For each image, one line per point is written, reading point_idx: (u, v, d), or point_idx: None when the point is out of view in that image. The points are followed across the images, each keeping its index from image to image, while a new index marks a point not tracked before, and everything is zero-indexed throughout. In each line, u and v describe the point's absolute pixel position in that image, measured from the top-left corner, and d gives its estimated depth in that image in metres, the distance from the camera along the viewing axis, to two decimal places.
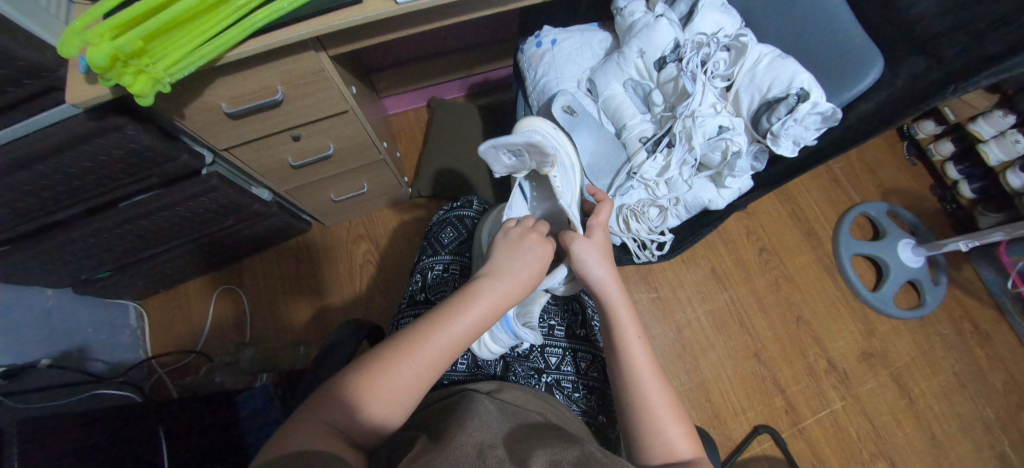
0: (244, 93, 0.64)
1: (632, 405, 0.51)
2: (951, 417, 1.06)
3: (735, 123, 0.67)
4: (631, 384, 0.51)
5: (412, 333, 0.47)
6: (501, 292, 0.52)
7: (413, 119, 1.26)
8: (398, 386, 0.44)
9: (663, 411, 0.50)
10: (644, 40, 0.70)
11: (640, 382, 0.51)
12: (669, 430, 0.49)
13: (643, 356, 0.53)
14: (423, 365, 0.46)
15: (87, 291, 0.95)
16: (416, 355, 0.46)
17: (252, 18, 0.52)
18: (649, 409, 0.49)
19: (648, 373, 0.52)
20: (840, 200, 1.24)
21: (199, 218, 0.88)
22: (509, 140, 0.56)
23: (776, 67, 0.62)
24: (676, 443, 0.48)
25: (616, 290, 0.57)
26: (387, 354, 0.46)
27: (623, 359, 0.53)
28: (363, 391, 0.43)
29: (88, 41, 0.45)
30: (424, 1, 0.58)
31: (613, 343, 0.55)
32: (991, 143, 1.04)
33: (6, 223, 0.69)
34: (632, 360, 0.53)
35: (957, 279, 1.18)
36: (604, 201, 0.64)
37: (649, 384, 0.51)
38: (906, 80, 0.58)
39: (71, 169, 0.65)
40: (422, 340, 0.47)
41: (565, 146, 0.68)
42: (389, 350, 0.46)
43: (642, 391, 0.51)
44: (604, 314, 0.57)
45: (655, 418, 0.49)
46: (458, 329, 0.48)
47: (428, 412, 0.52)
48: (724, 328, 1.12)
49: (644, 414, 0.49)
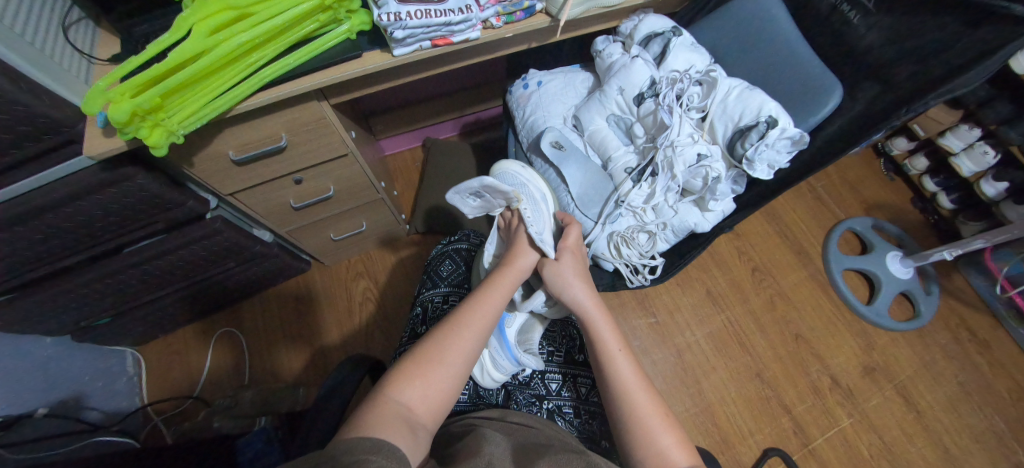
0: (248, 141, 0.68)
1: (624, 417, 0.52)
2: (960, 429, 1.05)
3: (712, 151, 0.72)
4: (621, 399, 0.53)
5: (433, 337, 0.55)
6: (504, 298, 0.61)
7: (410, 159, 1.30)
8: (427, 381, 0.51)
9: (655, 422, 0.51)
10: (622, 79, 0.75)
11: (629, 396, 0.52)
12: (663, 440, 0.49)
13: (628, 369, 0.55)
14: (446, 367, 0.53)
15: (87, 338, 0.96)
16: (440, 352, 0.53)
17: (261, 74, 0.57)
18: (638, 419, 0.51)
19: (635, 387, 0.53)
20: (826, 218, 1.27)
21: (204, 261, 0.91)
22: (466, 185, 0.68)
23: (745, 98, 0.67)
24: (671, 453, 0.48)
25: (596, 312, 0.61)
26: (416, 357, 0.53)
27: (610, 375, 0.55)
28: (401, 387, 0.50)
29: (111, 98, 0.49)
30: (418, 52, 0.63)
31: (598, 360, 0.57)
32: (961, 156, 1.09)
33: (16, 271, 0.71)
34: (618, 375, 0.54)
35: (949, 289, 1.20)
36: (571, 225, 0.70)
37: (638, 397, 0.52)
38: (866, 102, 0.63)
39: (82, 217, 0.68)
40: (442, 341, 0.54)
41: (536, 182, 0.76)
42: (416, 354, 0.53)
43: (631, 403, 0.52)
44: (586, 334, 0.60)
45: (648, 429, 0.50)
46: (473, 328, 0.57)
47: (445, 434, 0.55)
48: (724, 349, 1.13)
49: (635, 424, 0.50)
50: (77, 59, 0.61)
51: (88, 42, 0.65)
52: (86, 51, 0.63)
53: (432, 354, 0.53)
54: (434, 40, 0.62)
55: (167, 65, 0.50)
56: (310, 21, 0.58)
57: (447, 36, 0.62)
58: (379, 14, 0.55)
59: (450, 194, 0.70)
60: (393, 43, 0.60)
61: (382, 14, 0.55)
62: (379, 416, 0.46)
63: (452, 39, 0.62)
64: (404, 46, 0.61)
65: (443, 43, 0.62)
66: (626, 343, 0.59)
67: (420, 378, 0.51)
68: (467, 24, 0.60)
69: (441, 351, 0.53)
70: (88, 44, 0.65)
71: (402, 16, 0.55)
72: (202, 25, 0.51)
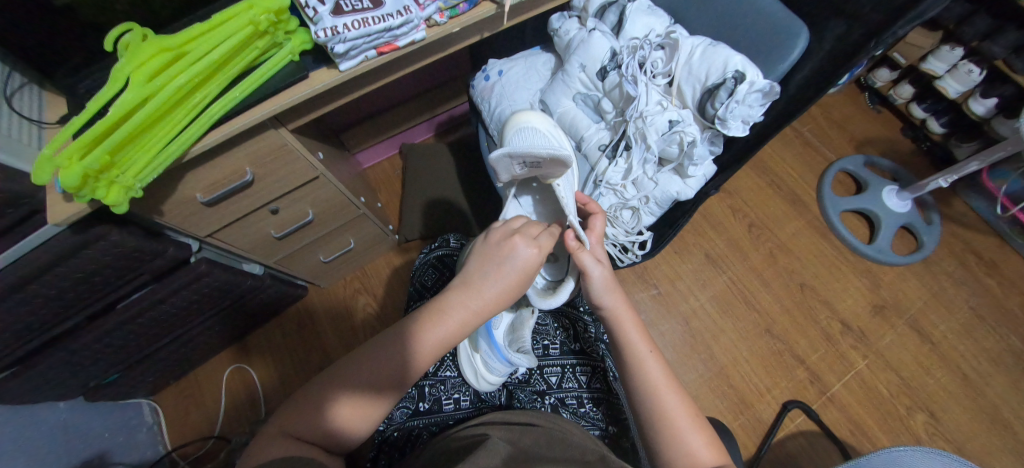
0: (213, 182, 0.67)
1: (654, 419, 0.51)
2: (978, 353, 1.05)
3: (683, 116, 0.69)
4: (650, 400, 0.51)
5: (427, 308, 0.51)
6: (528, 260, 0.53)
7: (389, 168, 1.29)
8: (418, 350, 0.49)
9: (683, 422, 0.50)
10: (582, 55, 0.73)
11: (658, 397, 0.51)
12: (692, 440, 0.49)
13: (659, 372, 0.53)
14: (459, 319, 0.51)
15: (100, 396, 0.96)
16: (428, 334, 0.49)
17: (209, 113, 0.55)
18: (668, 422, 0.50)
19: (665, 389, 0.52)
20: (817, 162, 1.25)
21: (199, 304, 0.91)
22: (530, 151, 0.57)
23: (709, 55, 0.65)
24: (700, 453, 0.48)
25: (625, 312, 0.57)
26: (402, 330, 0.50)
27: (637, 377, 0.53)
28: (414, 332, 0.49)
29: (59, 164, 0.48)
30: (365, 63, 0.62)
31: (625, 362, 0.54)
32: (945, 78, 1.06)
33: (12, 345, 0.71)
34: (647, 378, 0.52)
35: (950, 214, 1.18)
36: (595, 215, 0.63)
37: (669, 400, 0.51)
38: (833, 42, 0.61)
39: (63, 283, 0.67)
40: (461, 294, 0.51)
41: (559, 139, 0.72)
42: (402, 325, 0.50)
43: (661, 404, 0.51)
44: (613, 338, 0.57)
45: (677, 431, 0.49)
46: (474, 306, 0.51)
47: (454, 439, 0.53)
48: (731, 311, 1.12)
49: (664, 428, 0.50)
50: (26, 126, 0.60)
51: (34, 108, 0.63)
52: (33, 117, 0.62)
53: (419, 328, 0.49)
54: (379, 48, 0.60)
55: (110, 119, 0.49)
56: (249, 49, 0.57)
57: (392, 42, 0.60)
58: (315, 31, 0.53)
59: (501, 154, 0.58)
60: (337, 59, 0.58)
61: (318, 31, 0.53)
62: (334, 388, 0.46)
63: (397, 44, 0.60)
64: (349, 59, 0.60)
65: (389, 49, 0.61)
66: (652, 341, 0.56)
67: (423, 332, 0.49)
68: (409, 26, 0.59)
69: (428, 330, 0.49)
70: (34, 110, 0.63)
71: (339, 30, 0.53)
72: (138, 72, 0.50)
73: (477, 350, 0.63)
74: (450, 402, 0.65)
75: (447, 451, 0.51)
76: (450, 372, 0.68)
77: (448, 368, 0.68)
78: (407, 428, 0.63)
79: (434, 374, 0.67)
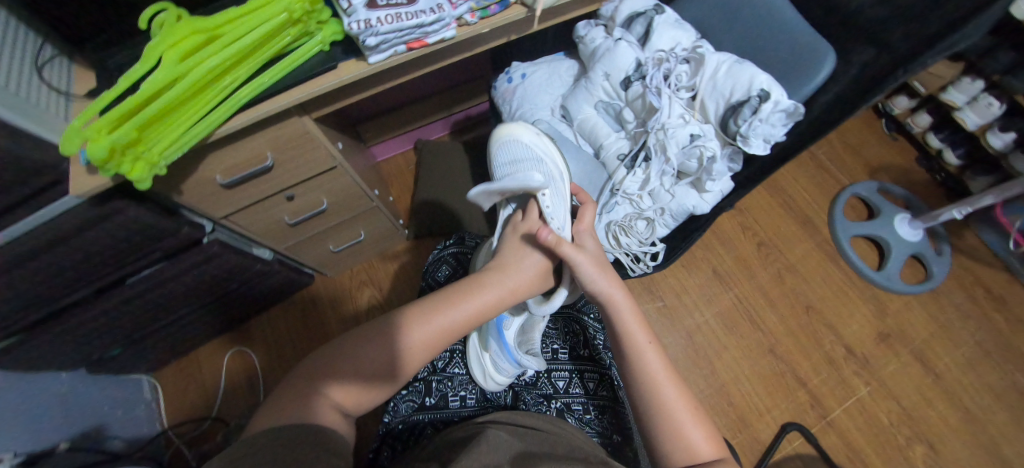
0: (236, 164, 0.68)
1: (653, 413, 0.50)
2: (981, 388, 1.04)
3: (705, 130, 0.69)
4: (648, 392, 0.51)
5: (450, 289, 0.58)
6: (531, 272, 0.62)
7: (402, 163, 1.29)
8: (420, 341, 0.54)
9: (683, 415, 0.50)
10: (607, 64, 0.73)
11: (658, 389, 0.51)
12: (691, 433, 0.49)
13: (658, 361, 0.53)
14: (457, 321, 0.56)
15: (101, 370, 0.97)
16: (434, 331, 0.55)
17: (238, 96, 0.56)
18: (668, 414, 0.50)
19: (664, 380, 0.52)
20: (829, 185, 1.25)
21: (207, 285, 0.91)
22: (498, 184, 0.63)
23: (735, 72, 0.64)
24: (699, 447, 0.48)
25: (624, 301, 0.58)
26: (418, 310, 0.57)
27: (637, 368, 0.53)
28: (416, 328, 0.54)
29: (88, 137, 0.49)
30: (393, 58, 0.62)
31: (623, 351, 0.55)
32: (964, 110, 1.06)
33: (21, 313, 0.71)
34: (647, 368, 0.53)
35: (960, 247, 1.18)
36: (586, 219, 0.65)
37: (667, 391, 0.51)
38: (860, 67, 0.61)
39: (77, 256, 0.67)
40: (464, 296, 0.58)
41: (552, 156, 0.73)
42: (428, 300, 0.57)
43: (660, 397, 0.51)
44: (611, 326, 0.57)
45: (676, 421, 0.49)
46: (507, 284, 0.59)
47: (462, 431, 0.54)
48: (735, 328, 1.12)
49: (664, 420, 0.50)
50: (54, 98, 0.61)
51: (63, 80, 0.64)
52: (62, 89, 0.63)
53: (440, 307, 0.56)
54: (409, 43, 0.61)
55: (140, 96, 0.49)
56: (281, 36, 0.57)
57: (422, 38, 0.60)
58: (348, 23, 0.54)
59: (477, 188, 0.65)
60: (367, 51, 0.59)
61: (351, 22, 0.53)
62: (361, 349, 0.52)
63: (427, 41, 0.61)
64: (379, 52, 0.60)
65: (418, 45, 0.61)
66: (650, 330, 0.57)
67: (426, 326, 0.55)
68: (441, 23, 0.59)
69: (443, 316, 0.56)
70: (64, 82, 0.64)
71: (373, 23, 0.54)
72: (171, 52, 0.51)
73: (487, 350, 0.63)
74: (456, 399, 0.65)
75: (452, 442, 0.52)
76: (458, 369, 0.68)
77: (457, 365, 0.68)
78: (413, 422, 0.63)
79: (443, 370, 0.68)
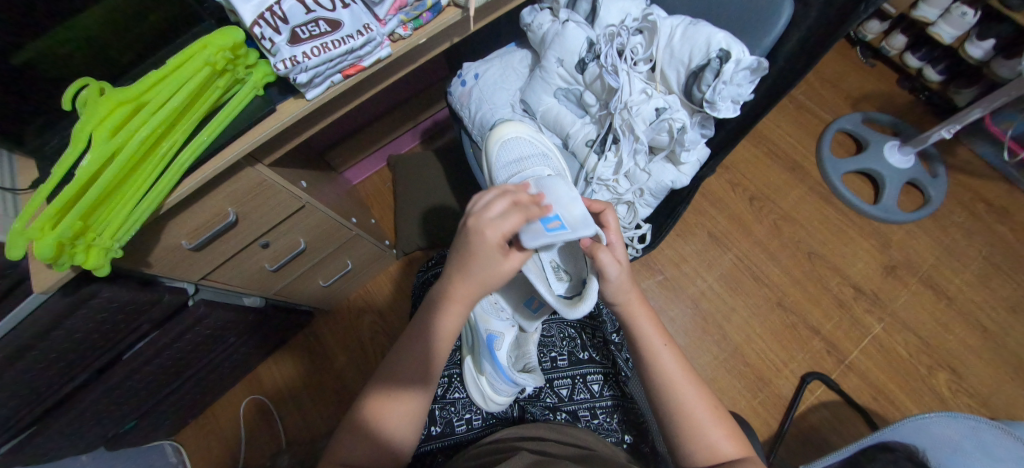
0: (197, 228, 0.66)
1: (673, 417, 0.50)
2: (994, 304, 1.03)
3: (671, 102, 0.66)
4: (667, 395, 0.50)
5: (457, 238, 0.49)
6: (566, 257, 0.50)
7: (378, 182, 1.27)
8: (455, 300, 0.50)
9: (703, 415, 0.49)
10: (558, 49, 0.70)
11: (676, 391, 0.50)
12: (711, 432, 0.48)
13: (674, 364, 0.52)
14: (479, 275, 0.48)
15: (121, 444, 0.97)
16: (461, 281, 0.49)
17: (179, 161, 0.53)
18: (689, 416, 0.49)
19: (681, 380, 0.51)
20: (814, 125, 1.22)
21: (205, 343, 0.90)
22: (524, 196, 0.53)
23: (691, 36, 0.61)
24: (722, 446, 0.48)
25: (637, 306, 0.54)
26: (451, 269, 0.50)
27: (655, 372, 0.52)
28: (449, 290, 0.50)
29: (31, 237, 0.47)
30: (332, 89, 0.59)
31: (644, 358, 0.53)
32: (938, 24, 1.02)
33: (22, 411, 0.70)
34: (666, 370, 0.51)
35: (956, 164, 1.15)
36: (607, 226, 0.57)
37: (686, 392, 0.50)
38: (819, 7, 0.57)
39: (60, 349, 0.65)
40: (465, 251, 0.48)
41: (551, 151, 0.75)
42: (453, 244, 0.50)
43: (679, 398, 0.50)
44: (630, 332, 0.54)
45: (696, 422, 0.49)
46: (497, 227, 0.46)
47: (471, 456, 0.53)
48: (739, 287, 1.10)
49: (684, 422, 0.49)
50: (0, 196, 0.59)
51: (6, 174, 0.62)
52: (7, 184, 0.61)
53: (455, 297, 0.50)
54: (344, 70, 0.58)
55: (78, 182, 0.47)
56: (210, 90, 0.55)
57: (356, 62, 0.58)
58: (274, 63, 0.51)
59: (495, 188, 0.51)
60: (301, 88, 0.56)
61: (277, 63, 0.51)
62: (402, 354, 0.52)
63: (362, 65, 0.58)
64: (314, 86, 0.57)
65: (355, 71, 0.58)
66: (668, 336, 0.54)
67: (457, 285, 0.49)
68: (372, 44, 0.56)
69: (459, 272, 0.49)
70: (7, 176, 0.62)
71: (299, 59, 0.51)
72: (98, 130, 0.48)
73: (483, 373, 0.62)
74: (462, 423, 0.64)
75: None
76: (459, 393, 0.66)
77: (457, 390, 0.66)
78: (420, 454, 0.62)
79: (443, 397, 0.66)
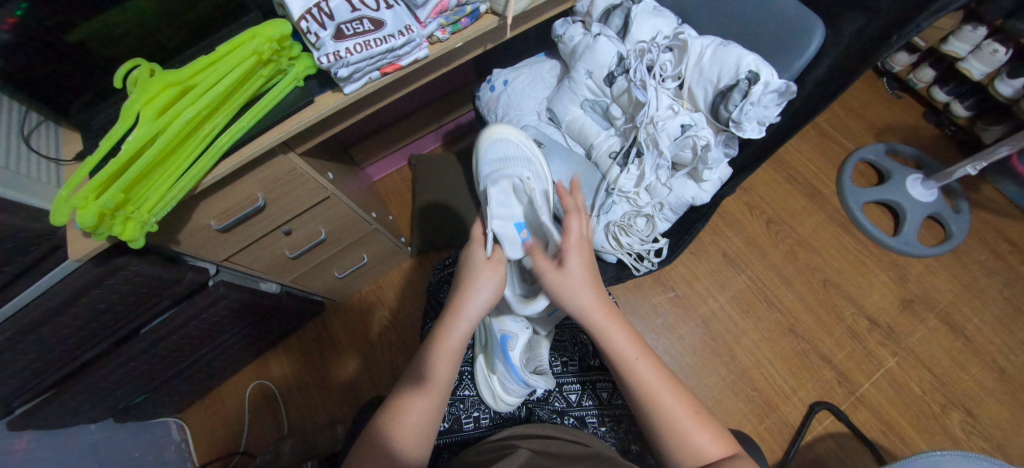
0: (227, 209, 0.67)
1: (657, 426, 0.50)
2: (1012, 347, 1.01)
3: (696, 119, 0.68)
4: (648, 405, 0.51)
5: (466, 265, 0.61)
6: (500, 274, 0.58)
7: (398, 180, 1.30)
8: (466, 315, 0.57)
9: (686, 422, 0.49)
10: (588, 61, 0.72)
11: (657, 400, 0.50)
12: (696, 438, 0.48)
13: (651, 373, 0.52)
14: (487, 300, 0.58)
15: (129, 417, 0.98)
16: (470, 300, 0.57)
17: (219, 143, 0.55)
18: (673, 425, 0.49)
19: (662, 389, 0.51)
20: (836, 153, 1.21)
21: (220, 324, 0.92)
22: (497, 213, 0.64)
23: (720, 56, 0.62)
24: (707, 451, 0.48)
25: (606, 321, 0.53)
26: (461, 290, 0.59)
27: (632, 384, 0.52)
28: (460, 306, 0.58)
29: (76, 205, 0.49)
30: (370, 84, 0.61)
31: (619, 372, 0.53)
32: (969, 60, 1.02)
33: (42, 374, 0.72)
34: (644, 381, 0.51)
35: (979, 201, 1.13)
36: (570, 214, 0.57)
37: (667, 399, 0.50)
38: (852, 35, 0.58)
39: (85, 317, 0.67)
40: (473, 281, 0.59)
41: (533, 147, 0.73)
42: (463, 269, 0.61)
43: (660, 408, 0.50)
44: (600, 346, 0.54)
45: (680, 431, 0.49)
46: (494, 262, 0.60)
47: (476, 452, 0.54)
48: (751, 310, 1.09)
49: (668, 431, 0.49)
50: (45, 165, 0.61)
51: (51, 145, 0.65)
52: (52, 154, 0.63)
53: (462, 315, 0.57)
54: (383, 68, 0.60)
55: (123, 156, 0.49)
56: (254, 79, 0.57)
57: (395, 61, 0.60)
58: (318, 57, 0.53)
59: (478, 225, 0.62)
60: (341, 82, 0.58)
61: (321, 57, 0.53)
62: (407, 394, 0.55)
63: (400, 64, 0.60)
64: (353, 81, 0.59)
65: (392, 69, 0.60)
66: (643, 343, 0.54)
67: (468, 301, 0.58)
68: (411, 45, 0.58)
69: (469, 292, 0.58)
70: (53, 147, 0.65)
71: (342, 54, 0.53)
72: (147, 109, 0.51)
73: (494, 372, 0.63)
74: (469, 421, 0.65)
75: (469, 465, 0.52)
76: (468, 391, 0.67)
77: (466, 387, 0.68)
78: None
79: (453, 393, 0.67)
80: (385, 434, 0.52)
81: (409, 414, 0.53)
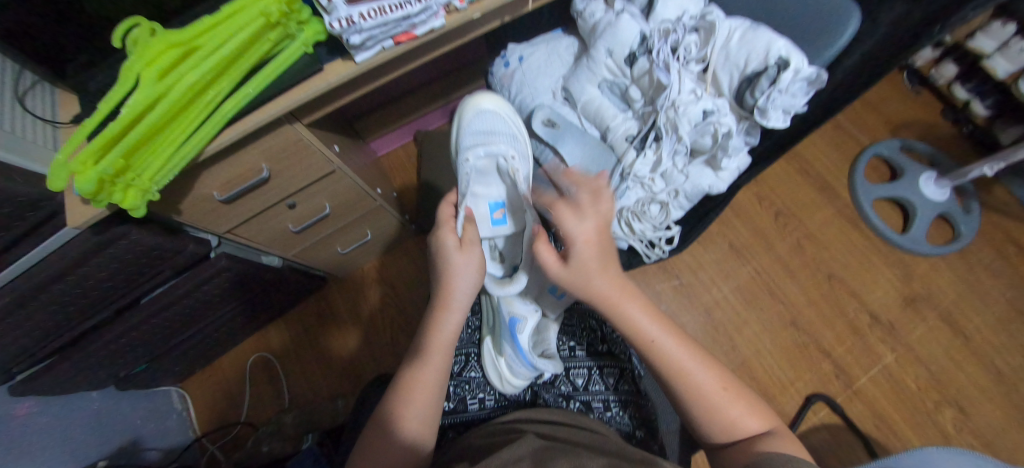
0: (231, 179, 0.65)
1: (686, 402, 0.49)
2: (1011, 348, 1.02)
3: (719, 105, 0.64)
4: (675, 380, 0.49)
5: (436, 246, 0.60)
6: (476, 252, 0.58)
7: (403, 156, 1.27)
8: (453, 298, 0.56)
9: (717, 397, 0.48)
10: (609, 40, 0.69)
11: (682, 376, 0.49)
12: (730, 410, 0.48)
13: (673, 346, 0.50)
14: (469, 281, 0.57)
15: (129, 386, 0.98)
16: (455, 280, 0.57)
17: (223, 110, 0.52)
18: (702, 401, 0.48)
19: (688, 362, 0.49)
20: (849, 147, 1.19)
21: (221, 296, 0.90)
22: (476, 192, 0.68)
23: (749, 40, 0.60)
24: (743, 424, 0.47)
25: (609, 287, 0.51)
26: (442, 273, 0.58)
27: (655, 362, 0.50)
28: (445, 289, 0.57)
29: (73, 170, 0.47)
30: (382, 55, 0.58)
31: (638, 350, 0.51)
32: (993, 56, 1.00)
33: (41, 341, 0.71)
34: (668, 357, 0.49)
35: (989, 202, 1.13)
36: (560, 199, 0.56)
37: (694, 376, 0.49)
38: (890, 24, 0.56)
39: (85, 285, 0.66)
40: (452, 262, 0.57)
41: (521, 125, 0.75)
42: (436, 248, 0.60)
43: (688, 383, 0.49)
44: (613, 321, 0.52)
45: (709, 407, 0.48)
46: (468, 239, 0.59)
47: (483, 434, 0.53)
48: (755, 301, 1.09)
49: (698, 406, 0.48)
50: (41, 127, 0.58)
51: (47, 107, 0.62)
52: (48, 116, 0.61)
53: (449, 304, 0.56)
54: (396, 37, 0.57)
55: (122, 120, 0.47)
56: (259, 43, 0.53)
57: (410, 30, 0.57)
58: (329, 22, 0.50)
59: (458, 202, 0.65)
60: (352, 49, 0.55)
61: (333, 21, 0.50)
62: (403, 391, 0.53)
63: (415, 33, 0.57)
64: (366, 49, 0.57)
65: (406, 38, 0.57)
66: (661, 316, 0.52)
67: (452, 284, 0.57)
68: (427, 13, 0.55)
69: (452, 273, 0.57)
70: (48, 108, 0.62)
71: (355, 19, 0.50)
72: (148, 71, 0.48)
73: (502, 354, 0.62)
74: (475, 402, 0.65)
75: (475, 448, 0.51)
76: (475, 372, 0.67)
77: (473, 368, 0.68)
78: None
79: (459, 374, 0.67)
80: (385, 429, 0.50)
81: (408, 405, 0.52)
